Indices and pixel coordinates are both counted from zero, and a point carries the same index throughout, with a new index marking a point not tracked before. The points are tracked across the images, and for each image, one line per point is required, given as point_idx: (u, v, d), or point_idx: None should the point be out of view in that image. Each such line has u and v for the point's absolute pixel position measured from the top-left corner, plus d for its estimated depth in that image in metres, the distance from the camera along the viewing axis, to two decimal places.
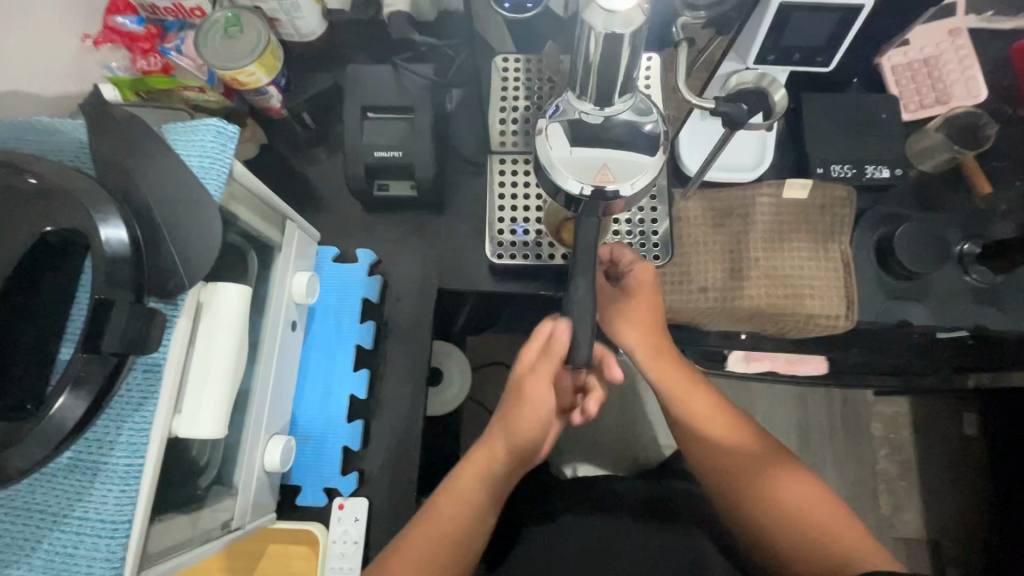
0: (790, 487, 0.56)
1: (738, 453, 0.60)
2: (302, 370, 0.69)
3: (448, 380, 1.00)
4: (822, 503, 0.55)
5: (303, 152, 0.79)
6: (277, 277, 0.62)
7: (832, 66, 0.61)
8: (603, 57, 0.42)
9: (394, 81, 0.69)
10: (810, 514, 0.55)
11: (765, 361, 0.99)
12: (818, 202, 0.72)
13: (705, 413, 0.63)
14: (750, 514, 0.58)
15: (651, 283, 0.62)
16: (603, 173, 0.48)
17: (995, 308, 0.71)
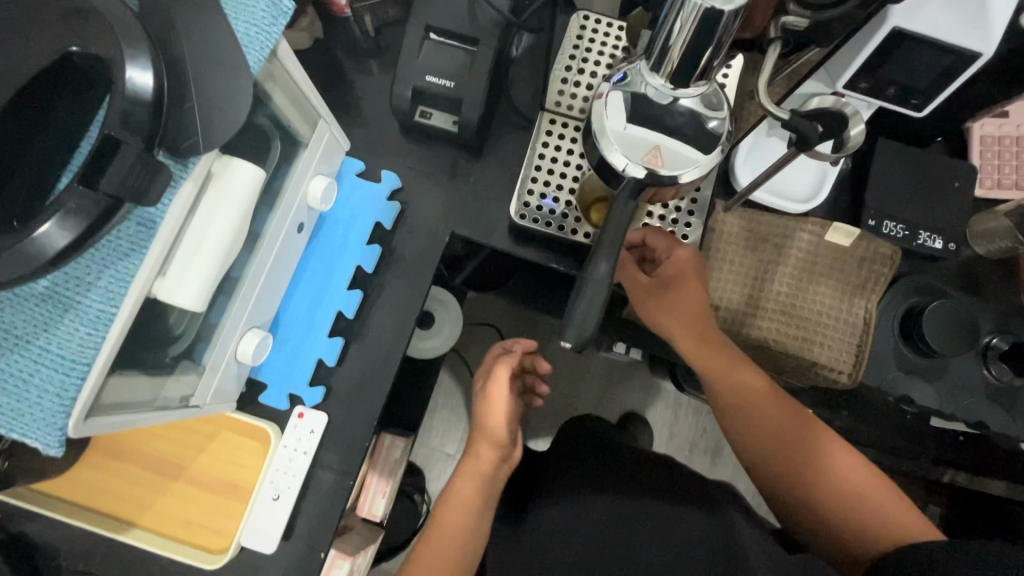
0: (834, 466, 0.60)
1: (786, 436, 0.62)
2: (297, 273, 0.68)
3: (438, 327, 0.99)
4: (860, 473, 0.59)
5: (356, 60, 0.76)
6: (295, 174, 0.60)
7: (923, 113, 0.57)
8: (690, 30, 0.39)
9: (466, 7, 0.65)
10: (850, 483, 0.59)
11: None
12: (860, 254, 0.69)
13: (754, 401, 0.63)
14: (795, 490, 0.61)
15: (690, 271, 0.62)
16: (655, 157, 0.46)
17: (1005, 410, 0.68)
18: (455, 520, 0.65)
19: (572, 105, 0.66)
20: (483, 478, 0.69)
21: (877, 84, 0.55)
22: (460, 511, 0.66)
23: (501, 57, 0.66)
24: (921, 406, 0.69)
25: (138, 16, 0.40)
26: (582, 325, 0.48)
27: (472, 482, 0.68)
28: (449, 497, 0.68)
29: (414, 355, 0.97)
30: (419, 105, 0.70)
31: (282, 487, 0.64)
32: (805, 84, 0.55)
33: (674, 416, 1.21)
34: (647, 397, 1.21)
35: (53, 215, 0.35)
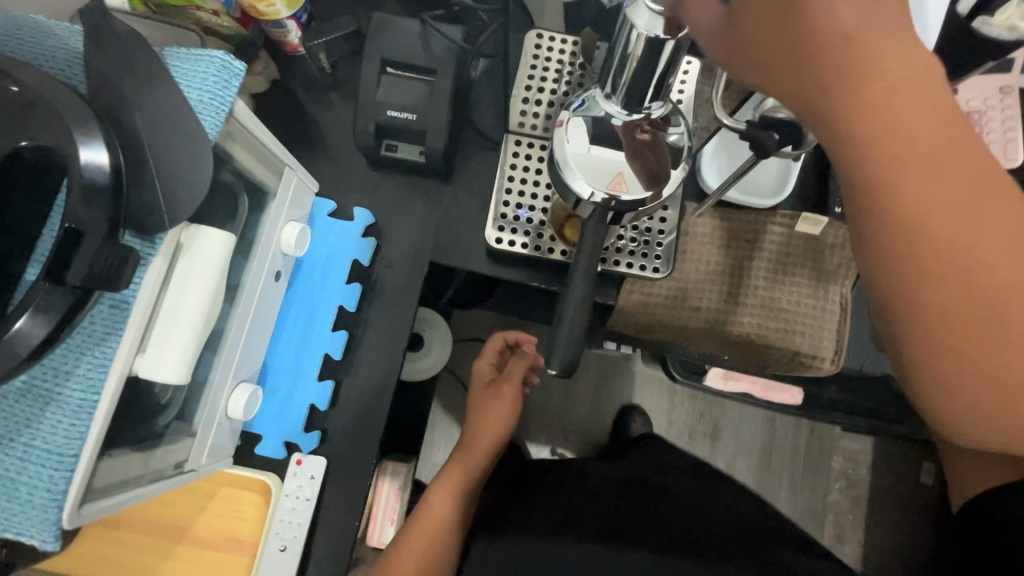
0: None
1: None
2: (280, 320, 0.67)
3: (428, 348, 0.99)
4: None
5: (317, 97, 0.76)
6: (267, 223, 0.60)
7: None
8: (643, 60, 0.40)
9: (420, 38, 0.65)
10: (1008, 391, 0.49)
11: (742, 383, 1.04)
12: (830, 241, 0.71)
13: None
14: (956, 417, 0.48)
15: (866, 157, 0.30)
16: (623, 183, 0.46)
17: None
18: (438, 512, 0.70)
19: (535, 125, 0.67)
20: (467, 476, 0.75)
21: None
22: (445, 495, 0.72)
23: (459, 83, 0.67)
24: None
25: (87, 98, 0.39)
26: (566, 349, 0.49)
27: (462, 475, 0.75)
28: (437, 486, 0.73)
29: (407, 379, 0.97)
30: (384, 138, 0.70)
31: (290, 536, 0.64)
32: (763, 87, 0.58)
33: (671, 405, 1.22)
34: (642, 391, 1.22)
35: (24, 312, 0.34)
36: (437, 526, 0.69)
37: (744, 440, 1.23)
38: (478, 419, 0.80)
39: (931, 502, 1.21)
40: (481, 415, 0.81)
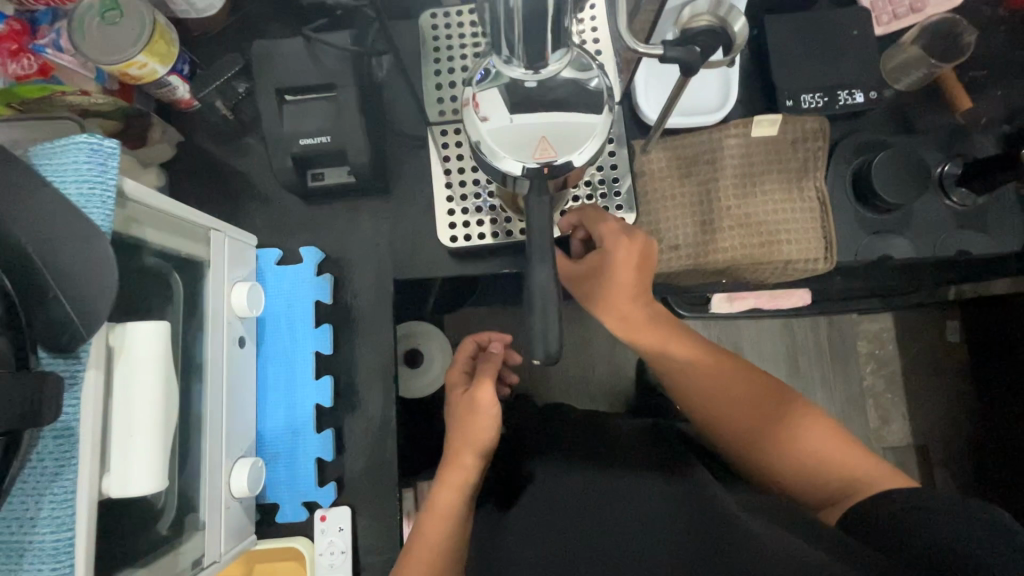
0: (803, 433, 0.56)
1: (788, 447, 0.56)
2: (261, 384, 0.65)
3: (430, 360, 0.96)
4: (829, 443, 0.55)
5: (226, 146, 0.71)
6: (212, 293, 0.56)
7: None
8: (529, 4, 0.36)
9: (306, 53, 0.60)
10: (819, 458, 0.55)
11: (750, 298, 1.03)
12: (791, 136, 0.67)
13: (735, 398, 0.58)
14: (769, 452, 0.57)
15: (635, 263, 0.58)
16: (547, 148, 0.46)
17: (979, 231, 0.66)
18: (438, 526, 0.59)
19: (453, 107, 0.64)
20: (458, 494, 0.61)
21: None
22: (438, 523, 0.59)
23: (364, 89, 0.62)
24: (899, 260, 0.68)
25: None
26: (546, 337, 0.45)
27: (455, 493, 0.61)
28: (429, 509, 0.61)
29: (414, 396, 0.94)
30: (307, 169, 0.66)
31: None
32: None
33: None
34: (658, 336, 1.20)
35: None
36: (440, 559, 0.58)
37: (768, 352, 1.22)
38: (460, 425, 0.64)
39: (964, 360, 1.19)
40: (462, 418, 0.64)
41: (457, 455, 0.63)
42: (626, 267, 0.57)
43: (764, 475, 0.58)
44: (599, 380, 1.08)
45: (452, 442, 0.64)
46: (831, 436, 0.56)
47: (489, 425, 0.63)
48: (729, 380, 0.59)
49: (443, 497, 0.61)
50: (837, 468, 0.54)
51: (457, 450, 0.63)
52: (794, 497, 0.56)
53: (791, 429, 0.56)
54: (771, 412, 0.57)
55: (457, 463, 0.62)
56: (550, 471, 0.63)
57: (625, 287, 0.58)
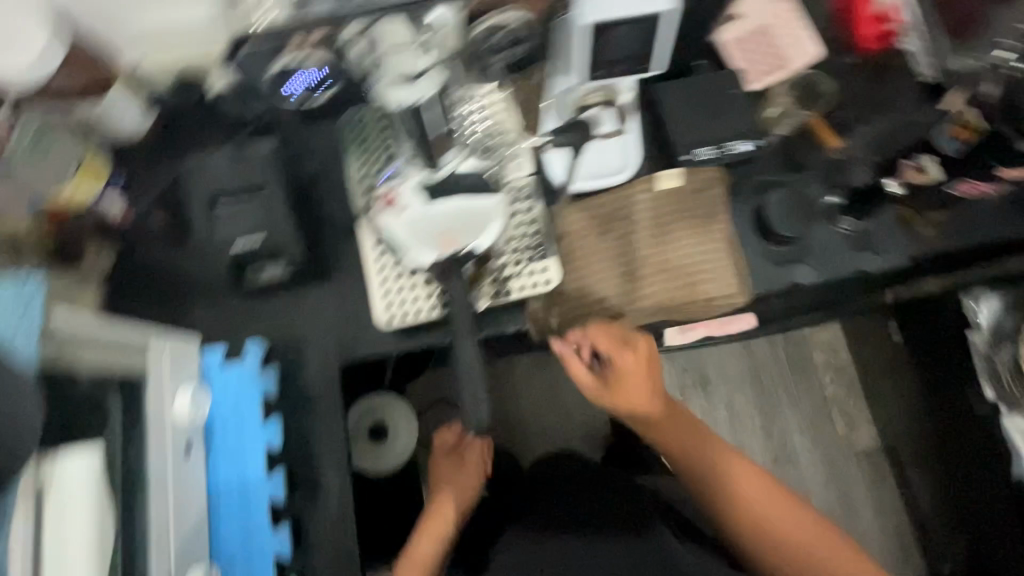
0: (733, 476, 0.71)
1: (758, 521, 0.68)
2: (212, 487, 0.64)
3: (394, 434, 0.96)
4: (791, 514, 0.68)
5: (163, 246, 0.70)
6: (153, 407, 0.56)
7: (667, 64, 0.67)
8: None
9: (233, 162, 0.64)
10: (782, 530, 0.68)
11: (704, 329, 1.07)
12: (694, 186, 0.73)
13: (721, 465, 0.72)
14: (729, 517, 0.70)
15: (628, 372, 0.71)
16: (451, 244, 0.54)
17: (870, 252, 0.73)
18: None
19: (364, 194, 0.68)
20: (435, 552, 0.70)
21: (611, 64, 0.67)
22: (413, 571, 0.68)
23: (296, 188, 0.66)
24: (807, 284, 0.74)
25: None
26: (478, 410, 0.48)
27: (429, 544, 0.70)
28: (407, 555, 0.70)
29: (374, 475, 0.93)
30: (244, 268, 0.68)
31: None
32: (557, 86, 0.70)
33: None
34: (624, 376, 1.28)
35: None
36: None
37: None
38: (453, 488, 0.78)
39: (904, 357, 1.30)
40: (452, 470, 0.83)
41: (440, 508, 0.74)
42: (636, 374, 0.71)
43: (739, 546, 0.70)
44: (566, 428, 1.10)
45: (436, 504, 0.75)
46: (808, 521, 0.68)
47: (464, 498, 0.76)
48: (707, 453, 0.73)
49: (419, 546, 0.70)
50: (802, 548, 0.67)
51: (441, 507, 0.74)
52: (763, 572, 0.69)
53: (747, 487, 0.70)
54: (738, 479, 0.71)
55: (432, 512, 0.74)
56: (521, 540, 0.65)
57: (633, 383, 0.71)
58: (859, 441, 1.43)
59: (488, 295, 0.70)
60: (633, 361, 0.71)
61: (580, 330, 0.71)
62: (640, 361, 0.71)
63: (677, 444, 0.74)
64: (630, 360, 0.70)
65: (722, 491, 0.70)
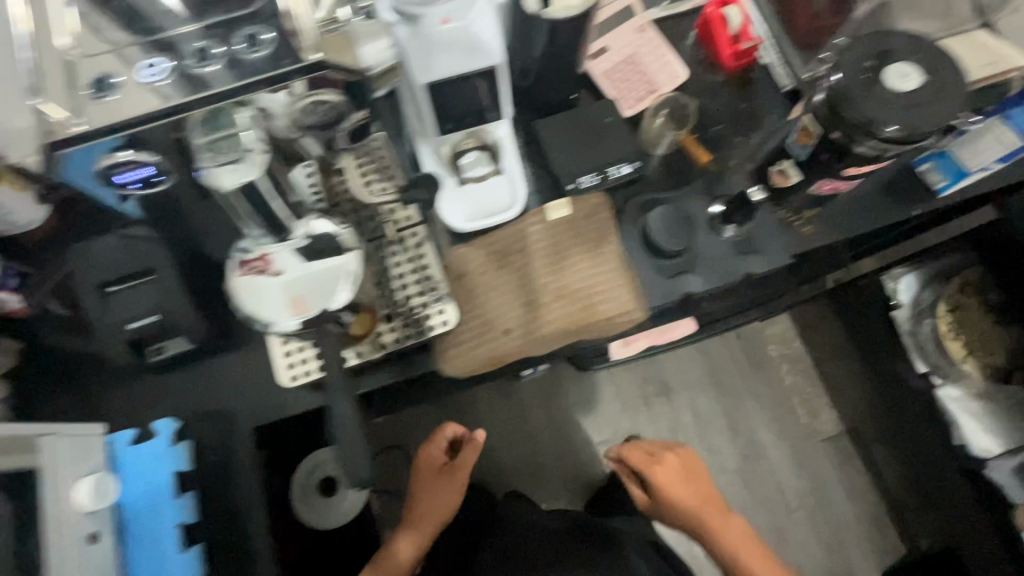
0: (737, 549, 0.89)
1: (719, 535, 0.90)
2: (128, 571, 0.63)
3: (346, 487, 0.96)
4: (732, 521, 0.90)
5: (68, 335, 0.71)
6: (49, 501, 0.56)
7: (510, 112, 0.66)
8: None
9: (123, 247, 0.66)
10: (727, 536, 0.90)
11: (643, 340, 1.09)
12: (582, 213, 0.77)
13: (712, 512, 0.91)
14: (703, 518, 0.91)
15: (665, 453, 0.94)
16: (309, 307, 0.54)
17: (756, 254, 0.77)
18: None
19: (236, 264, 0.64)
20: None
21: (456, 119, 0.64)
22: None
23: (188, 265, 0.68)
24: (700, 293, 0.78)
25: None
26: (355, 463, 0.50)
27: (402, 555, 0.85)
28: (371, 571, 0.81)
29: (312, 529, 0.93)
30: (146, 346, 0.69)
31: None
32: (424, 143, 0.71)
33: None
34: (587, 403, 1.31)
35: None
36: None
37: None
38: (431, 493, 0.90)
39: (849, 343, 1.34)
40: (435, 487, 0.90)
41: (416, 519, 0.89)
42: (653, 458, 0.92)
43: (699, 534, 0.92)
44: None
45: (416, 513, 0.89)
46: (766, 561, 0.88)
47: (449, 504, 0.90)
48: (696, 508, 0.91)
49: None
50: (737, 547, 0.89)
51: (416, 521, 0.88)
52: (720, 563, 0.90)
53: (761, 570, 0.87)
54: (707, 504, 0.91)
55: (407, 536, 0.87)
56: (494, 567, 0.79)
57: (664, 475, 0.92)
58: (821, 428, 1.45)
59: (373, 347, 0.71)
60: (670, 457, 0.93)
61: (626, 446, 0.95)
62: (666, 451, 0.94)
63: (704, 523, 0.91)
64: (662, 468, 0.92)
65: (723, 550, 0.90)
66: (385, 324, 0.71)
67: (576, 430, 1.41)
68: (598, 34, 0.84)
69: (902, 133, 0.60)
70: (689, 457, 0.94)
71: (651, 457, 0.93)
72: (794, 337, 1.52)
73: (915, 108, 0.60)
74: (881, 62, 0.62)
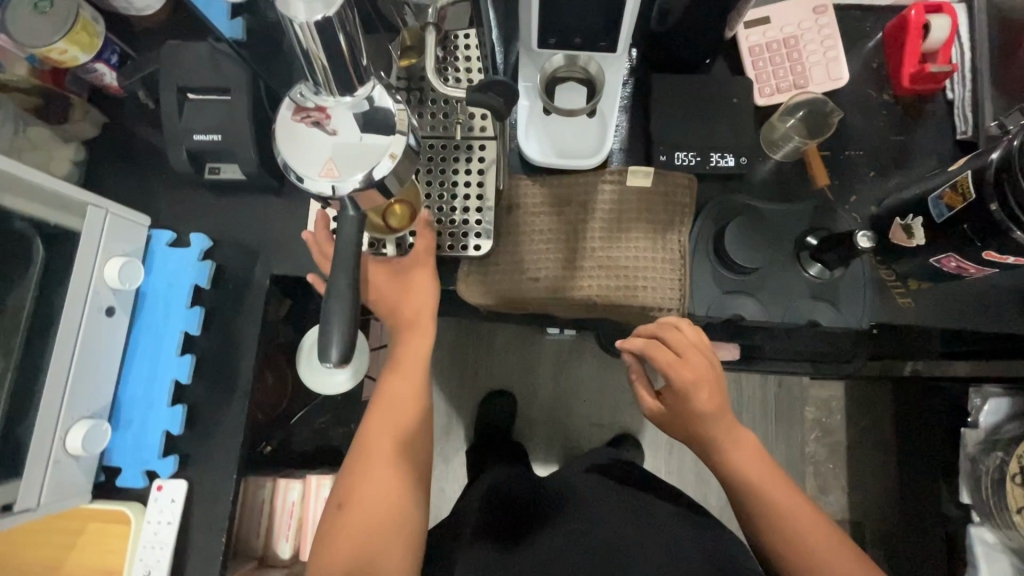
0: (776, 495, 0.70)
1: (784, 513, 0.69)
2: (128, 352, 0.69)
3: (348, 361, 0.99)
4: (791, 498, 0.70)
5: (151, 126, 0.76)
6: (80, 264, 0.61)
7: (622, 49, 0.62)
8: (322, 47, 0.44)
9: (210, 59, 0.67)
10: (786, 514, 0.69)
11: None
12: (662, 189, 0.69)
13: (760, 467, 0.72)
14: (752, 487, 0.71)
15: (696, 356, 0.67)
16: (328, 175, 0.51)
17: (832, 305, 0.68)
18: (383, 494, 0.67)
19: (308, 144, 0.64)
20: (419, 492, 0.70)
21: (564, 36, 0.59)
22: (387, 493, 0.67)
23: (260, 99, 0.68)
24: (752, 320, 0.70)
25: None
26: (335, 340, 0.50)
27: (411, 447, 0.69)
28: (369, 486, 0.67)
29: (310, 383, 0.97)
30: (205, 162, 0.71)
31: (153, 560, 0.66)
32: (527, 61, 0.65)
33: None
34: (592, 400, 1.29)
35: None
36: (382, 526, 0.66)
37: None
38: (404, 357, 0.70)
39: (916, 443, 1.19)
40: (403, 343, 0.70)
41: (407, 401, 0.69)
42: (695, 380, 0.68)
43: (757, 511, 0.71)
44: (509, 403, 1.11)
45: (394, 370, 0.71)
46: (821, 525, 0.69)
47: (429, 294, 0.69)
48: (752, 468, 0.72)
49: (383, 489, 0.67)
50: (791, 524, 0.69)
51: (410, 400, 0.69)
52: (775, 545, 0.71)
53: (799, 525, 0.69)
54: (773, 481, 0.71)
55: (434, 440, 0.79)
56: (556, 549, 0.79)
57: (689, 387, 0.68)
58: (824, 508, 1.34)
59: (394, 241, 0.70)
60: (679, 336, 0.66)
61: (642, 338, 0.68)
62: (690, 348, 0.66)
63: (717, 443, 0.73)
64: (687, 374, 0.67)
65: (756, 494, 0.71)
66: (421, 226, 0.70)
67: (576, 403, 1.39)
68: (764, 1, 0.72)
69: None
70: (703, 336, 0.67)
71: (670, 334, 0.66)
72: (839, 410, 1.38)
73: None
74: None
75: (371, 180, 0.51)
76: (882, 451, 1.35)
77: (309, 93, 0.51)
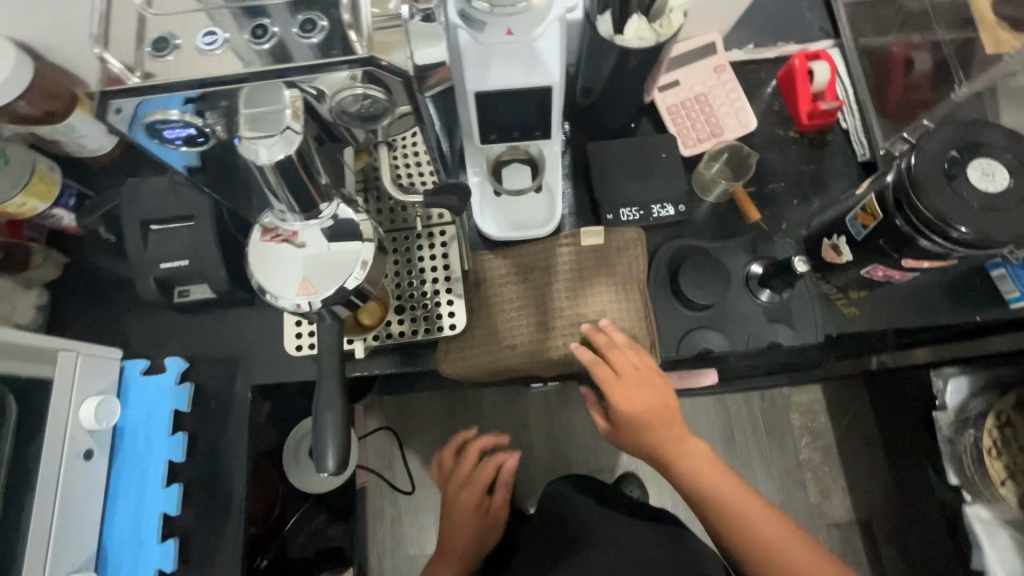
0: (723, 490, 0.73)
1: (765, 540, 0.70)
2: (110, 493, 0.66)
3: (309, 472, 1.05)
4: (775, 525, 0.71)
5: (111, 256, 0.77)
6: (55, 413, 0.60)
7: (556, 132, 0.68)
8: (285, 180, 0.48)
9: (170, 190, 0.70)
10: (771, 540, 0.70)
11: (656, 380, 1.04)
12: (616, 244, 0.74)
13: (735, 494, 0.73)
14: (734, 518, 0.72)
15: (636, 371, 0.71)
16: (305, 292, 0.53)
17: (787, 324, 0.74)
18: None
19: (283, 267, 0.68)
20: None
21: (502, 129, 0.65)
22: None
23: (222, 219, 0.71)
24: (720, 352, 0.74)
25: None
26: (329, 447, 0.51)
27: None
28: None
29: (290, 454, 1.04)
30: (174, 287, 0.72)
31: None
32: (472, 151, 0.70)
33: None
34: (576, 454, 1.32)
35: None
36: None
37: None
38: None
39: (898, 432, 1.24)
40: None
41: None
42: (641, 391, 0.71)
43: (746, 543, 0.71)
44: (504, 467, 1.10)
45: None
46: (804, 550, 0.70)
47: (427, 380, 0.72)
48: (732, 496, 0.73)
49: None
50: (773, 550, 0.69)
51: None
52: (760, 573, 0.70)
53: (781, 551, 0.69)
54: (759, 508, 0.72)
55: None
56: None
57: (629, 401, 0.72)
58: (828, 511, 1.36)
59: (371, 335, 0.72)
60: (621, 355, 0.70)
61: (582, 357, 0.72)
62: (629, 367, 0.70)
63: (666, 448, 0.74)
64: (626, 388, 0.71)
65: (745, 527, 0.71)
66: (395, 315, 0.72)
67: (572, 451, 1.38)
68: (671, 67, 0.81)
69: (973, 238, 0.56)
70: (644, 357, 0.71)
71: (611, 352, 0.70)
72: (822, 411, 1.42)
73: (994, 215, 0.55)
74: (964, 155, 0.57)
75: (344, 290, 0.53)
76: (870, 445, 1.39)
77: (278, 218, 0.55)
